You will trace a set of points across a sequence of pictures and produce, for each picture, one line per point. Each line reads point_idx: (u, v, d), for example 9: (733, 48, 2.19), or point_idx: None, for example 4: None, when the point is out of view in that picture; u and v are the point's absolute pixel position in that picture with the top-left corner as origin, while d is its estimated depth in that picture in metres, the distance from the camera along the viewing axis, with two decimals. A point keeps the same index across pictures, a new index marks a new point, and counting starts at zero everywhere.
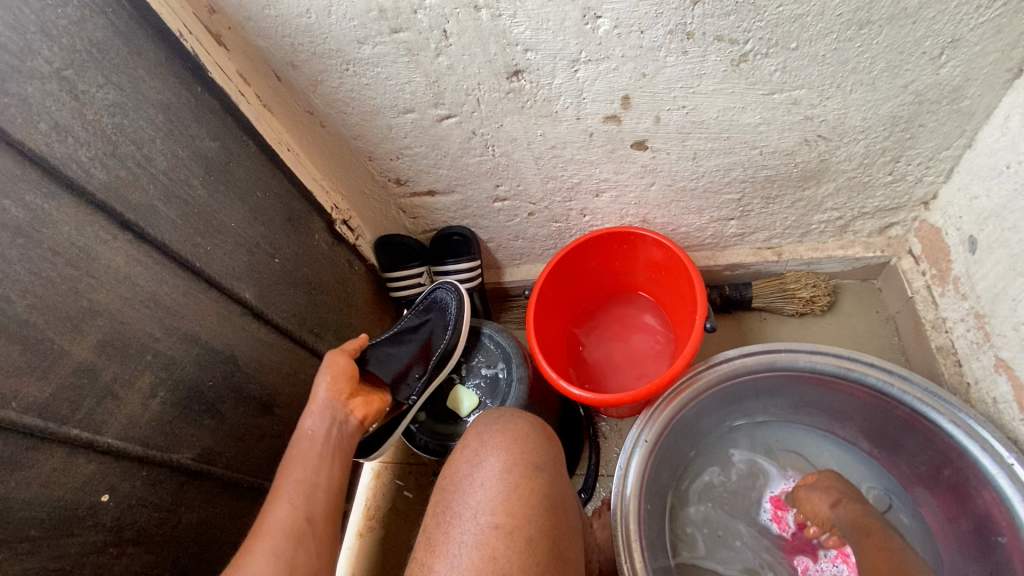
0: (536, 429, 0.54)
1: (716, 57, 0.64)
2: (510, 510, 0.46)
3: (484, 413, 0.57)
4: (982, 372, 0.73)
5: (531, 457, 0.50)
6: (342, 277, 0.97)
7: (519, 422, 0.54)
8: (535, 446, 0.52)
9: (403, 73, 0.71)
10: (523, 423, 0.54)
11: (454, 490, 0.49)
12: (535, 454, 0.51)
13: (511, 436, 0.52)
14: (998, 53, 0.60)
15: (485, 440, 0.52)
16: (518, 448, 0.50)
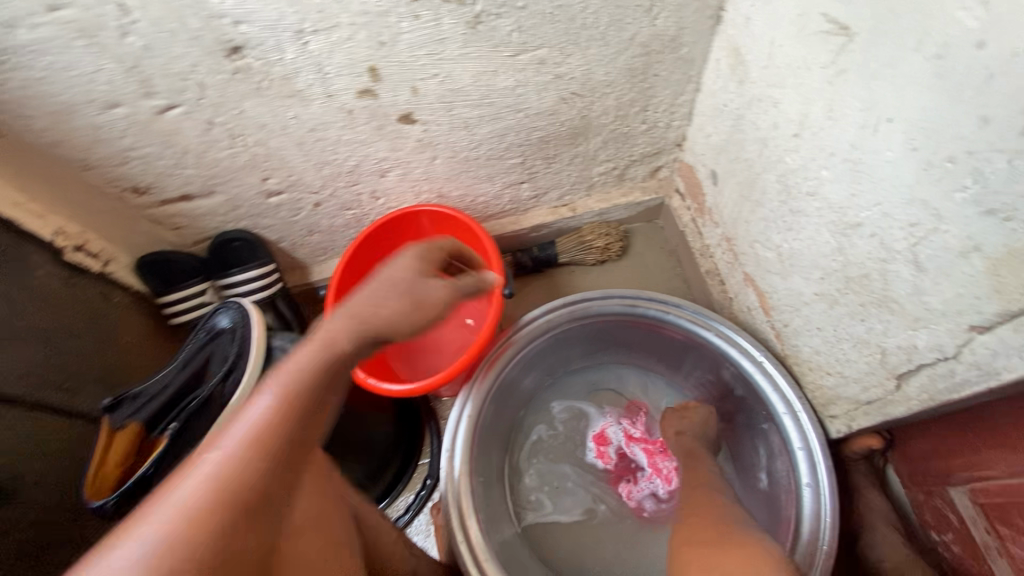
0: (297, 438, 0.48)
1: (450, 20, 0.62)
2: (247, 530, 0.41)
3: None
4: (737, 287, 0.83)
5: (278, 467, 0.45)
6: (92, 312, 0.80)
7: (279, 437, 0.48)
8: (289, 455, 0.47)
9: (87, 60, 0.58)
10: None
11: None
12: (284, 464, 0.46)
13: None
14: (697, 3, 0.66)
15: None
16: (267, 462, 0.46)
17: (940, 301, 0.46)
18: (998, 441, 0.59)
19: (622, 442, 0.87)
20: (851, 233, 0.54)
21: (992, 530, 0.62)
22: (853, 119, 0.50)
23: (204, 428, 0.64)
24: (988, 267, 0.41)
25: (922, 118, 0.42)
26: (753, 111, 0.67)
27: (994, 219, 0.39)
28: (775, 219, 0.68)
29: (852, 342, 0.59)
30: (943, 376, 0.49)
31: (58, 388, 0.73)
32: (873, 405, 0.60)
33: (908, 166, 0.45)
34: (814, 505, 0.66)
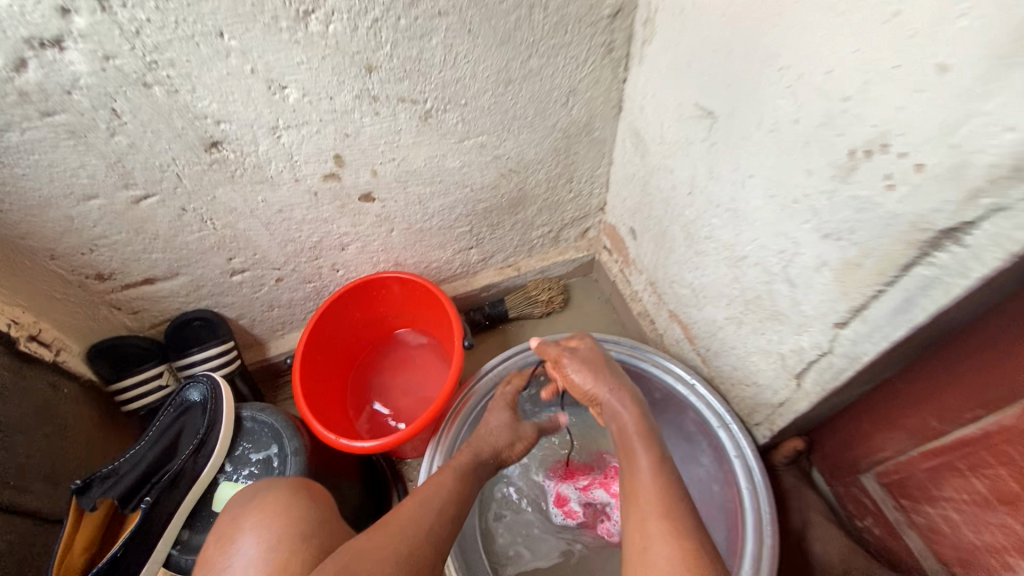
0: (288, 488, 0.55)
1: (405, 115, 0.74)
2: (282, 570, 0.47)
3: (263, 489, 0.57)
4: (665, 324, 0.96)
5: (285, 516, 0.52)
6: (43, 407, 0.78)
7: (266, 493, 0.55)
8: (288, 504, 0.54)
9: (73, 157, 0.64)
10: (270, 493, 0.55)
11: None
12: (291, 510, 0.53)
13: (264, 507, 0.53)
14: (602, 97, 0.83)
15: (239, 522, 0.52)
16: (272, 513, 0.52)
17: (811, 308, 0.59)
18: (883, 427, 0.70)
19: (579, 494, 0.92)
20: (742, 265, 0.69)
21: (898, 505, 0.72)
22: (727, 178, 0.66)
23: (178, 503, 0.63)
24: (833, 276, 0.55)
25: (771, 173, 0.58)
26: (656, 177, 0.83)
27: (829, 240, 0.53)
28: (685, 261, 0.82)
29: (759, 353, 0.71)
30: (824, 369, 0.61)
31: (6, 485, 0.70)
32: (783, 405, 0.71)
33: (768, 209, 0.60)
34: (755, 502, 0.74)
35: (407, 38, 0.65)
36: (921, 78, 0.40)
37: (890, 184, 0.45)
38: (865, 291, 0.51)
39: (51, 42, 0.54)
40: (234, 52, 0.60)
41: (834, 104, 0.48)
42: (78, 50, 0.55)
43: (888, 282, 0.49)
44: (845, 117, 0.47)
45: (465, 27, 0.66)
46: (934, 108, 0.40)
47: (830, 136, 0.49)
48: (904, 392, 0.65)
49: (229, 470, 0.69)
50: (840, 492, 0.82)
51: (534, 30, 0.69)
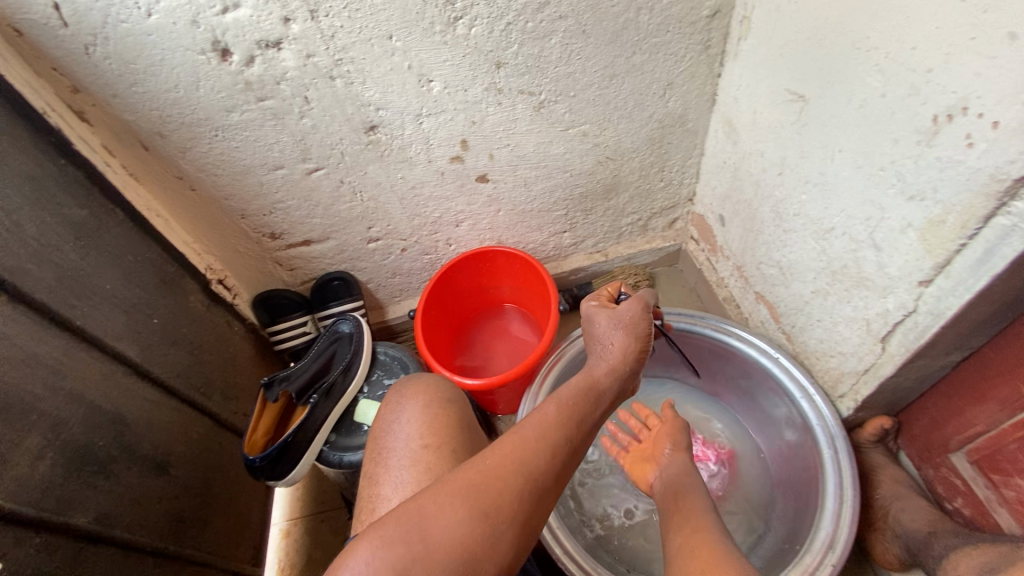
0: (440, 378, 0.66)
1: (523, 106, 0.88)
2: (434, 433, 0.59)
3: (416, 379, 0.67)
4: (750, 306, 1.01)
5: (441, 394, 0.64)
6: (221, 336, 0.98)
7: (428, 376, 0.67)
8: (444, 388, 0.65)
9: (271, 135, 0.82)
10: (431, 377, 0.67)
11: (381, 434, 0.61)
12: (446, 393, 0.64)
13: (424, 385, 0.65)
14: (697, 90, 0.92)
15: (402, 391, 0.64)
16: (431, 391, 0.64)
17: (897, 269, 0.64)
18: (973, 400, 0.72)
19: None
20: (830, 236, 0.74)
21: (989, 484, 0.73)
22: (817, 155, 0.72)
23: (332, 408, 0.79)
24: (919, 236, 0.60)
25: (860, 145, 0.64)
26: (746, 163, 0.90)
27: (915, 202, 0.59)
28: (773, 241, 0.88)
29: (845, 322, 0.76)
30: (911, 329, 0.65)
31: (199, 391, 0.89)
32: (868, 372, 0.75)
33: (857, 178, 0.66)
34: (836, 468, 0.77)
35: (532, 39, 0.78)
36: (996, 45, 0.46)
37: (970, 143, 0.51)
38: (948, 247, 0.56)
39: (273, 44, 0.72)
40: (397, 51, 0.76)
41: (919, 75, 0.54)
42: (289, 49, 0.73)
43: (970, 236, 0.54)
44: (929, 87, 0.53)
45: (581, 28, 0.78)
46: (1010, 70, 0.46)
47: (915, 105, 0.55)
48: (996, 362, 0.67)
49: (366, 390, 0.84)
50: (928, 475, 0.83)
51: (640, 29, 0.80)
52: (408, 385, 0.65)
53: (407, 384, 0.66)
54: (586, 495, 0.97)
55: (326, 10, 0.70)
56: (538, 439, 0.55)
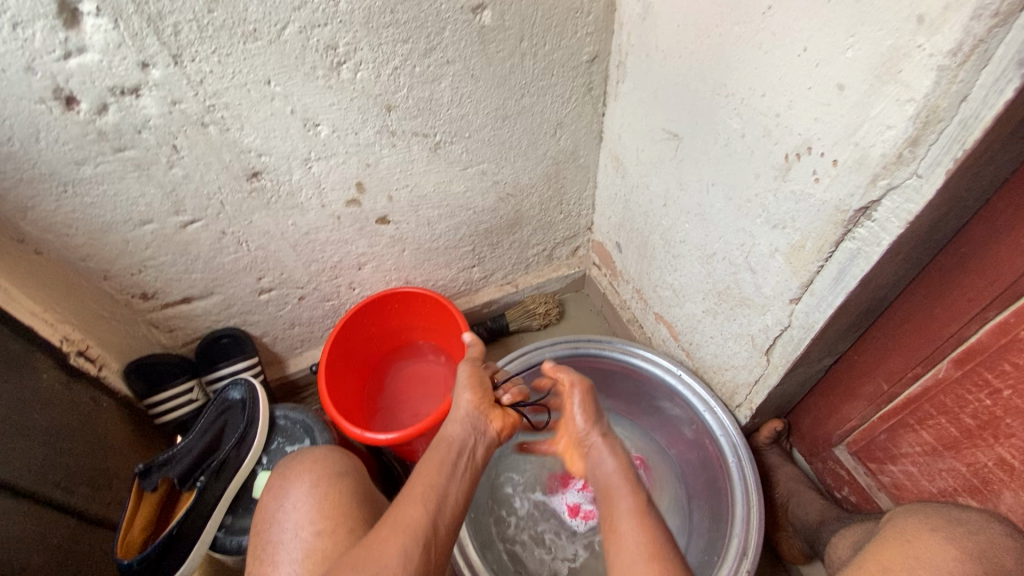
0: (329, 448, 0.63)
1: (418, 147, 0.87)
2: (326, 515, 0.55)
3: (299, 452, 0.63)
4: (652, 327, 1.07)
5: (332, 468, 0.60)
6: (86, 417, 0.85)
7: (315, 450, 0.63)
8: (335, 461, 0.62)
9: (135, 187, 0.74)
10: (317, 450, 0.63)
11: (269, 526, 0.56)
12: (337, 466, 0.61)
13: (312, 459, 0.61)
14: (585, 128, 0.97)
15: (286, 474, 0.60)
16: (320, 466, 0.60)
17: (770, 288, 0.70)
18: (846, 398, 0.80)
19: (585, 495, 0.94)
20: (712, 261, 0.80)
21: (868, 471, 0.81)
22: (694, 188, 0.78)
23: (227, 488, 0.71)
24: (784, 259, 0.66)
25: (729, 178, 0.70)
26: (634, 195, 0.96)
27: (777, 229, 0.65)
28: (665, 265, 0.94)
29: (734, 338, 0.82)
30: (788, 342, 0.71)
31: (57, 486, 0.76)
32: (758, 382, 0.81)
33: (729, 208, 0.72)
34: (739, 475, 0.82)
35: (421, 82, 0.78)
36: (827, 95, 0.53)
37: (817, 178, 0.57)
38: (809, 268, 0.63)
39: (130, 91, 0.65)
40: (278, 96, 0.72)
41: (771, 119, 0.60)
42: (150, 96, 0.67)
43: (825, 258, 0.60)
44: (778, 129, 0.60)
45: (469, 72, 0.80)
46: (839, 117, 0.52)
47: (770, 145, 0.62)
48: (859, 363, 0.75)
49: (266, 461, 0.77)
50: (818, 468, 0.91)
51: (526, 73, 0.83)
52: (292, 461, 0.62)
53: (290, 461, 0.62)
54: (529, 555, 0.90)
55: (191, 55, 0.65)
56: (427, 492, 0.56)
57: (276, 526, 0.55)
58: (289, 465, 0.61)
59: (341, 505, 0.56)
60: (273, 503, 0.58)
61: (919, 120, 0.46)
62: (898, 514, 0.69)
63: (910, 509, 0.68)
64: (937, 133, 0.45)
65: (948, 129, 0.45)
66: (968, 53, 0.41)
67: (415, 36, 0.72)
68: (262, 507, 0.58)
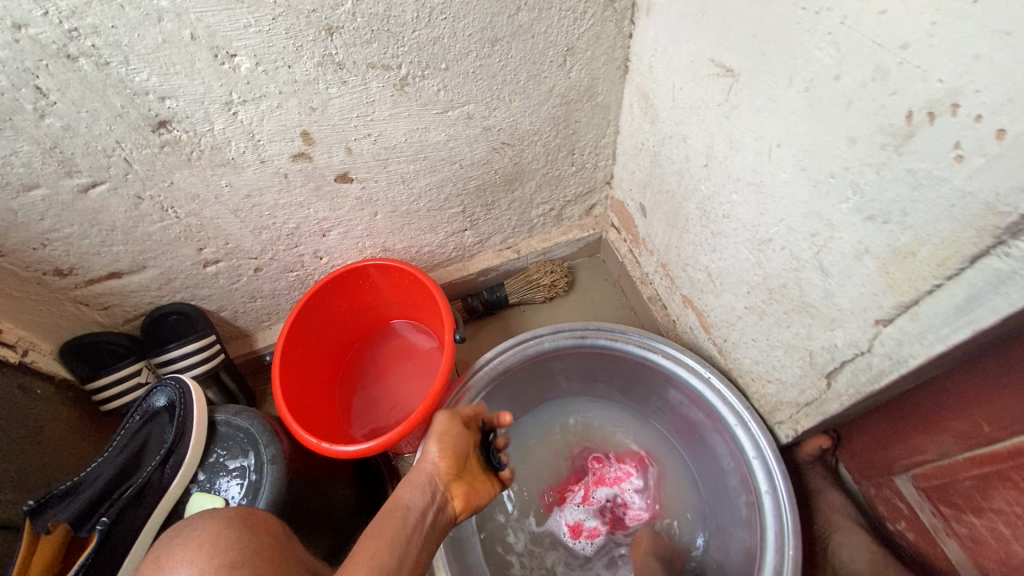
0: (229, 523, 0.47)
1: (378, 84, 0.65)
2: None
3: (184, 530, 0.47)
4: (677, 310, 0.88)
5: (225, 556, 0.43)
6: (12, 410, 0.73)
7: (208, 524, 0.47)
8: (231, 540, 0.45)
9: (2, 143, 0.56)
10: (207, 527, 0.46)
11: None
12: (231, 549, 0.44)
13: (200, 542, 0.45)
14: (605, 55, 0.73)
15: (162, 563, 0.44)
16: (208, 558, 0.43)
17: (848, 301, 0.50)
18: (923, 429, 0.62)
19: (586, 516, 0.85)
20: (765, 249, 0.59)
21: (938, 512, 0.65)
22: (749, 148, 0.56)
23: (152, 518, 0.60)
24: (878, 266, 0.46)
25: (805, 141, 0.48)
26: (666, 148, 0.74)
27: (876, 223, 0.44)
28: (700, 242, 0.73)
29: (784, 348, 0.63)
30: (863, 370, 0.52)
31: None
32: (811, 406, 0.63)
33: (800, 184, 0.51)
34: (775, 510, 0.67)
35: None
36: (1014, 14, 0.30)
37: (960, 156, 0.36)
38: (919, 286, 0.43)
39: None
40: (167, 14, 0.52)
41: (889, 54, 0.38)
42: None
43: (949, 276, 0.40)
44: (903, 71, 0.37)
45: None
46: None
47: (881, 95, 0.39)
48: (953, 393, 0.56)
49: (202, 479, 0.65)
50: (869, 492, 0.75)
51: None
52: (173, 546, 0.45)
53: (169, 546, 0.45)
54: None
55: None
56: None
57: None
58: (167, 555, 0.44)
59: None
60: None
61: None
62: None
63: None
64: None
65: None
66: None
67: None
68: None
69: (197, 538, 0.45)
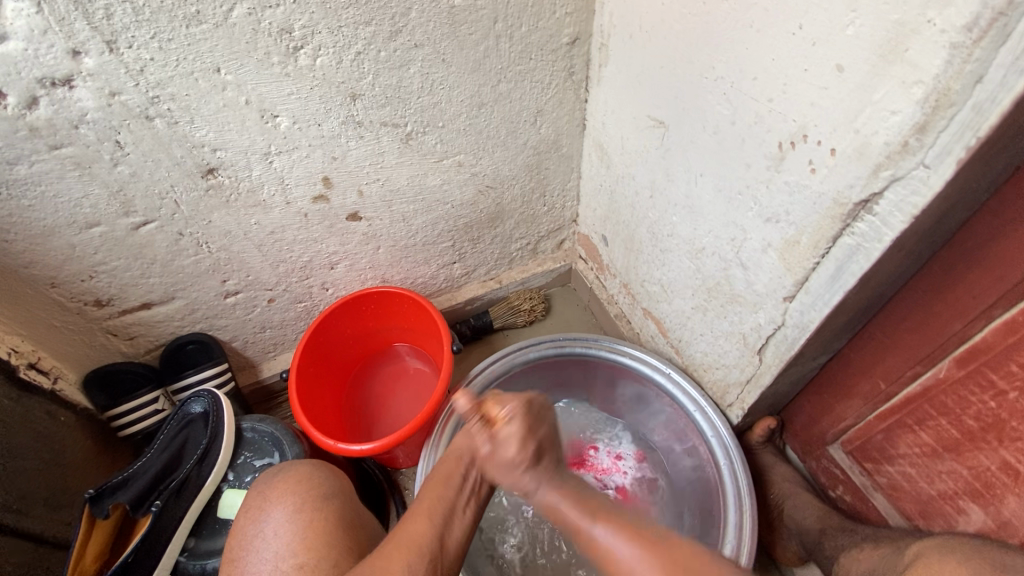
0: (319, 465, 0.62)
1: (388, 138, 0.81)
2: (310, 546, 0.52)
3: (283, 468, 0.61)
4: (639, 322, 1.03)
5: (318, 489, 0.58)
6: (40, 433, 0.78)
7: (301, 467, 0.61)
8: (320, 479, 0.60)
9: (77, 187, 0.68)
10: (303, 467, 0.61)
11: (246, 551, 0.53)
12: (323, 485, 0.59)
13: (297, 480, 0.59)
14: (567, 116, 0.92)
15: (266, 495, 0.57)
16: (305, 487, 0.58)
17: (763, 286, 0.66)
18: (840, 395, 0.77)
19: None
20: (701, 256, 0.76)
21: (862, 469, 0.78)
22: (681, 178, 0.73)
23: (188, 512, 0.67)
24: (778, 255, 0.62)
25: (718, 169, 0.65)
26: (620, 186, 0.92)
27: (771, 223, 0.61)
28: (652, 259, 0.90)
29: (724, 336, 0.78)
30: (781, 342, 0.67)
31: (7, 509, 0.70)
32: (750, 383, 0.77)
33: (719, 202, 0.68)
34: (732, 477, 0.79)
35: (388, 69, 0.73)
36: (825, 76, 0.48)
37: (813, 168, 0.53)
38: (805, 264, 0.59)
39: (61, 81, 0.59)
40: (230, 85, 0.66)
41: (763, 104, 0.55)
42: (86, 88, 0.60)
43: (822, 255, 0.56)
44: (771, 115, 0.55)
45: (440, 57, 0.74)
46: (838, 102, 0.48)
47: (761, 132, 0.57)
48: (855, 360, 0.72)
49: (232, 478, 0.72)
50: (811, 466, 0.88)
51: (502, 57, 0.79)
52: (276, 479, 0.59)
53: (273, 480, 0.59)
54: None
55: (128, 41, 0.58)
56: (425, 511, 0.56)
57: (256, 555, 0.53)
58: (274, 483, 0.59)
59: (331, 533, 0.54)
60: (249, 527, 0.55)
61: (928, 104, 0.41)
62: (926, 548, 0.60)
63: (944, 547, 0.58)
64: (946, 118, 0.41)
65: (959, 115, 0.40)
66: (985, 27, 0.36)
67: (378, 18, 0.67)
68: (238, 527, 0.56)
69: (297, 473, 0.60)
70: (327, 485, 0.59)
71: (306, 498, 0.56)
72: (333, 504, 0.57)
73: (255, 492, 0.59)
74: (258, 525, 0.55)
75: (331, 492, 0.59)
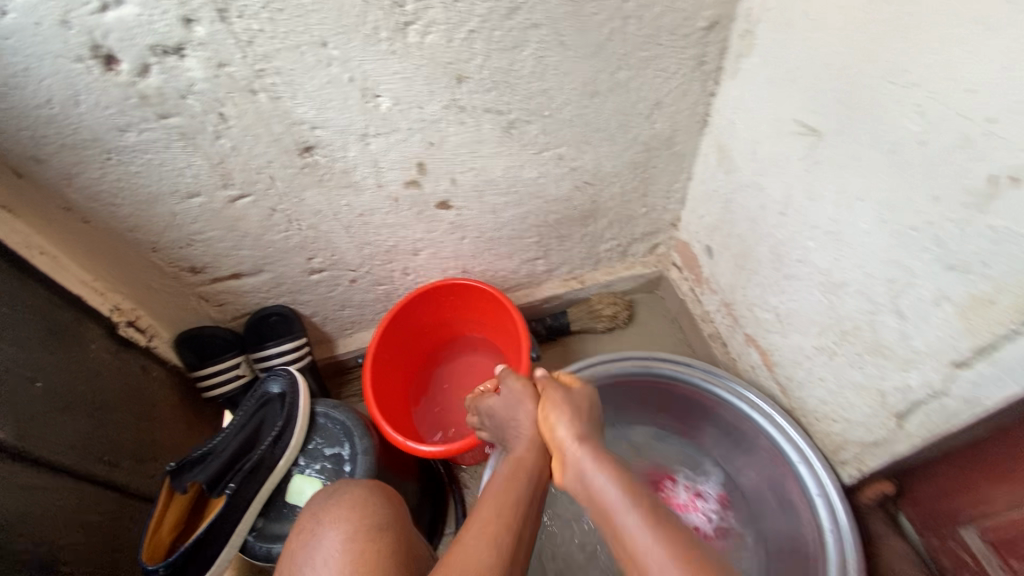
0: (374, 489, 0.59)
1: (489, 125, 0.75)
2: None
3: (338, 489, 0.59)
4: (739, 348, 0.92)
5: (371, 518, 0.55)
6: (133, 387, 0.82)
7: (356, 490, 0.58)
8: (374, 506, 0.56)
9: (181, 157, 0.67)
10: (357, 490, 0.58)
11: None
12: (377, 513, 0.56)
13: (351, 505, 0.56)
14: (687, 110, 0.82)
15: (321, 517, 0.55)
16: (359, 515, 0.55)
17: (924, 344, 0.55)
18: (992, 477, 0.64)
19: None
20: (839, 292, 0.65)
21: (1005, 567, 0.65)
22: (828, 199, 0.62)
23: (258, 495, 0.66)
24: (956, 312, 0.50)
25: (887, 197, 0.54)
26: (742, 196, 0.81)
27: (954, 273, 0.49)
28: (769, 284, 0.79)
29: (855, 388, 0.67)
30: (935, 411, 0.56)
31: (103, 462, 0.73)
32: (878, 446, 0.66)
33: (879, 236, 0.56)
34: (837, 548, 0.69)
35: (500, 50, 0.66)
36: None
37: None
38: (997, 331, 0.47)
39: (173, 50, 0.57)
40: (335, 61, 0.62)
41: (976, 125, 0.44)
42: (195, 57, 0.58)
43: None
44: (987, 141, 0.43)
45: (558, 39, 0.66)
46: None
47: (966, 161, 0.45)
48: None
49: (303, 463, 0.71)
50: (931, 544, 0.75)
51: (626, 41, 0.69)
52: (330, 501, 0.57)
53: (327, 501, 0.57)
54: None
55: (239, 10, 0.55)
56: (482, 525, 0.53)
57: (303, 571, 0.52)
58: (330, 505, 0.56)
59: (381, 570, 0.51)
60: (301, 550, 0.53)
61: None
62: None
63: None
64: None
65: None
66: None
67: None
68: (292, 548, 0.55)
69: (352, 496, 0.57)
70: (380, 513, 0.56)
71: (358, 527, 0.53)
72: (387, 537, 0.54)
73: (309, 513, 0.57)
74: (311, 550, 0.53)
75: (385, 522, 0.55)
